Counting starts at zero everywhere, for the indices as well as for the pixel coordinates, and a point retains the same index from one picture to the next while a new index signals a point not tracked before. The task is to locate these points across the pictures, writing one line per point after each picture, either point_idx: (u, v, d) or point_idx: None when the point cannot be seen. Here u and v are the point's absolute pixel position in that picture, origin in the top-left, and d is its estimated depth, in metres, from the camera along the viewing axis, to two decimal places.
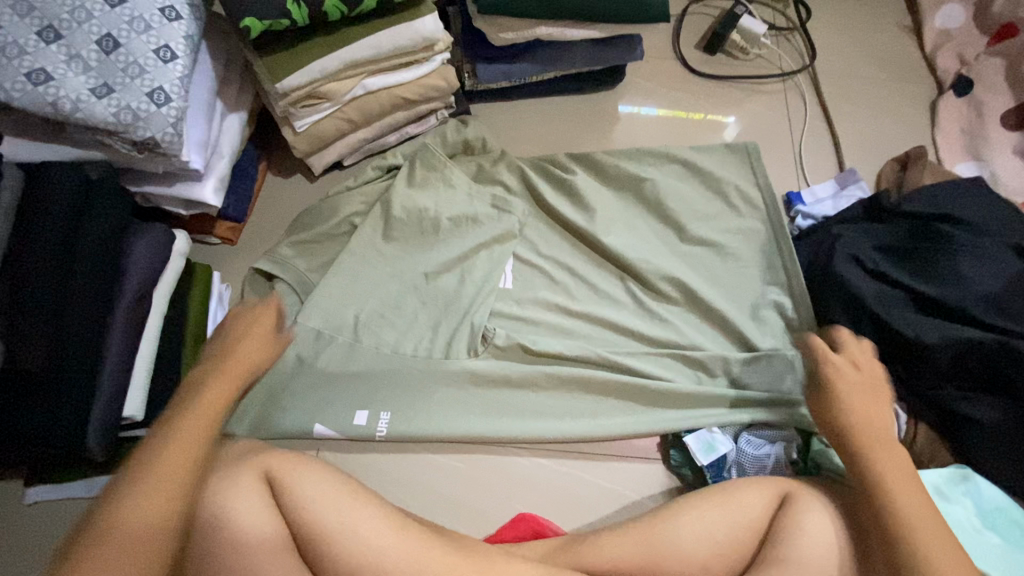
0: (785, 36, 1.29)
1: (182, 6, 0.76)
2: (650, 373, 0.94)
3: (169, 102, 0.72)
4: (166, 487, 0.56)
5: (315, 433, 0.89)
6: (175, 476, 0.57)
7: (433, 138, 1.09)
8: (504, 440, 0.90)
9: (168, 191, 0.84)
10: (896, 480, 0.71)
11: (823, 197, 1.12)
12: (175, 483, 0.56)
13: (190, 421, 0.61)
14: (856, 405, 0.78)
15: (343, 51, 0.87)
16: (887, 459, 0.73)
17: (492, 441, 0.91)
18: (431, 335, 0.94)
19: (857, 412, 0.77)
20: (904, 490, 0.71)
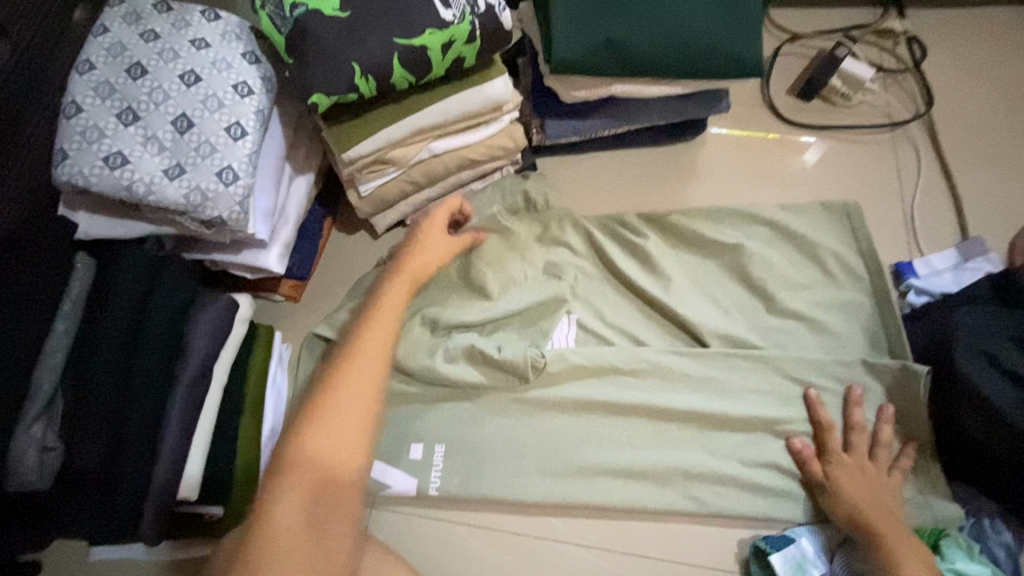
0: (894, 78, 1.15)
1: (255, 80, 0.76)
2: (725, 472, 0.85)
3: (236, 180, 0.72)
4: (336, 445, 0.59)
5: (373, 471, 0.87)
6: (344, 432, 0.60)
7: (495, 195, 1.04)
8: (560, 501, 0.85)
9: (235, 258, 0.84)
10: (898, 554, 0.74)
11: (940, 269, 0.97)
12: (344, 441, 0.60)
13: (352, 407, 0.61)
14: (851, 481, 0.80)
15: (409, 118, 0.84)
16: (888, 527, 0.76)
17: (546, 504, 0.86)
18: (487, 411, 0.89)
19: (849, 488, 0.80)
20: (902, 556, 0.73)
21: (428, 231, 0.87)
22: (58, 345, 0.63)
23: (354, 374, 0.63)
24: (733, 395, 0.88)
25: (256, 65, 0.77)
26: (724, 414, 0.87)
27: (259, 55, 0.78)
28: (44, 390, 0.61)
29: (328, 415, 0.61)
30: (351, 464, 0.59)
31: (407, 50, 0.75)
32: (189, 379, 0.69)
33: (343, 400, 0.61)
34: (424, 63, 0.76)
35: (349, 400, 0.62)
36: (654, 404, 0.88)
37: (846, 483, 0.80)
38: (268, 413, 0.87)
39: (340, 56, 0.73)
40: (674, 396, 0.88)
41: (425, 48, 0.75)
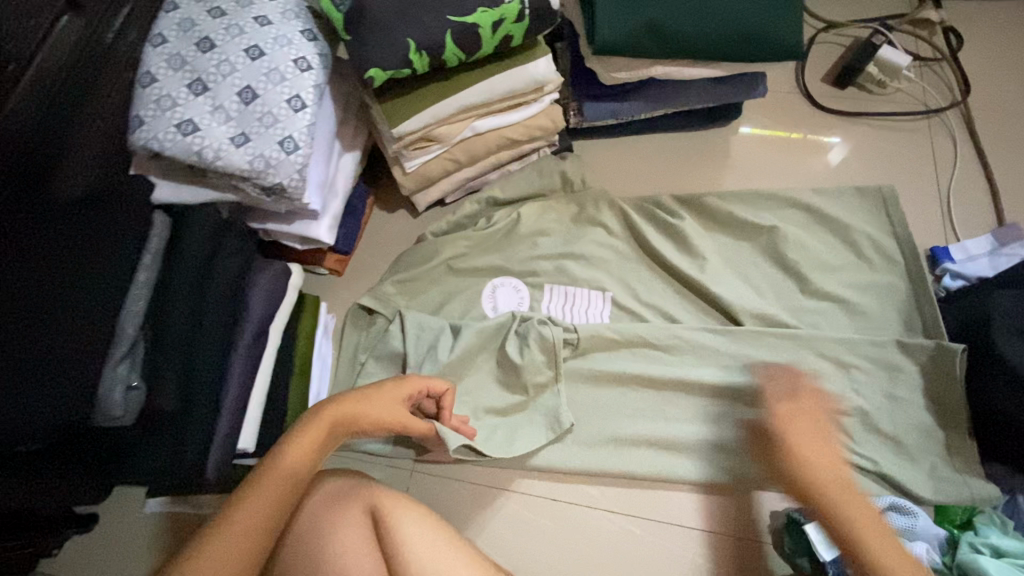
0: (930, 67, 1.15)
1: (313, 55, 0.79)
2: (758, 445, 0.87)
3: (297, 150, 0.76)
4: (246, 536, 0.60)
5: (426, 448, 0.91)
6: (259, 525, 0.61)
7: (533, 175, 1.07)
8: (596, 470, 0.88)
9: (288, 228, 0.88)
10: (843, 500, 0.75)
11: (976, 254, 0.97)
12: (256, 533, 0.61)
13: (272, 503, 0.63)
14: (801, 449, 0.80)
15: (456, 96, 0.87)
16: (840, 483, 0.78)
17: (583, 473, 0.88)
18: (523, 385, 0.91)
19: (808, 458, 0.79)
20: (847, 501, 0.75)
21: (381, 402, 0.75)
22: (139, 293, 0.65)
23: (283, 475, 0.64)
24: (767, 372, 0.90)
25: (314, 42, 0.80)
26: (757, 390, 0.89)
27: (317, 32, 0.81)
28: (127, 334, 0.64)
29: (254, 503, 0.62)
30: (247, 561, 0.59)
31: (460, 27, 0.78)
32: (248, 337, 0.76)
33: (273, 470, 0.64)
34: (475, 40, 0.79)
35: (267, 496, 0.63)
36: (688, 379, 0.90)
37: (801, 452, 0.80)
38: (314, 378, 0.92)
39: (397, 32, 0.76)
40: (708, 371, 0.91)
41: (476, 25, 0.78)
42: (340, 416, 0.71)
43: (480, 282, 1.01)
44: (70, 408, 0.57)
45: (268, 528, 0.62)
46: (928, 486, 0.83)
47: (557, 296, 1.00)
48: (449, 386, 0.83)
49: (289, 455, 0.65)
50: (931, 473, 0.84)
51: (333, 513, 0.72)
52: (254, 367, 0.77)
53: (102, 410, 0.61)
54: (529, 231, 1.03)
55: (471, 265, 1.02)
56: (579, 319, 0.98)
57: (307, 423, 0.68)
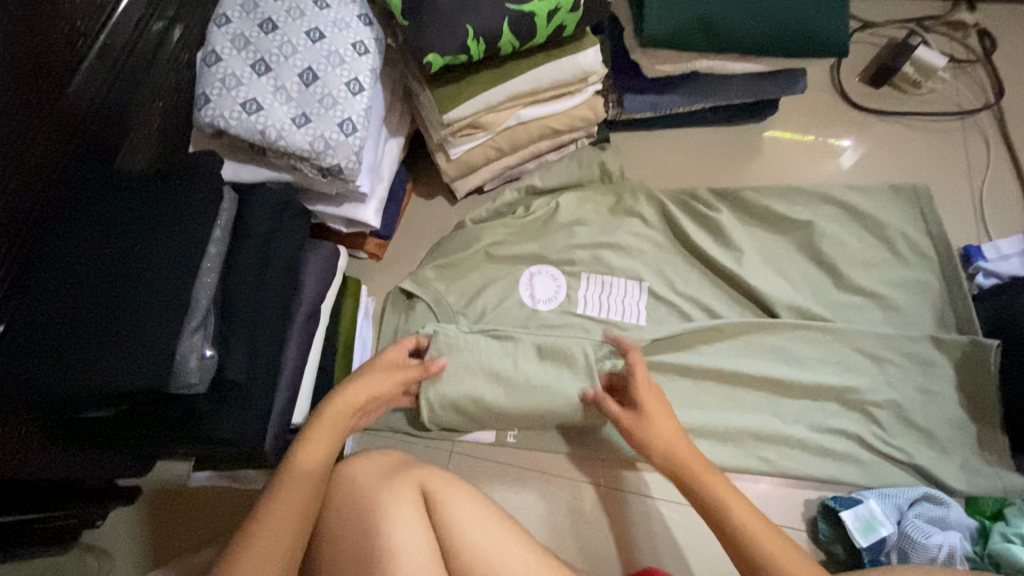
0: (964, 69, 1.16)
1: (370, 40, 0.81)
2: (792, 434, 0.89)
3: (355, 132, 0.77)
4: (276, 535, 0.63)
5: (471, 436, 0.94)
6: (286, 521, 0.64)
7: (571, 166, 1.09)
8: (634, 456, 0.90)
9: (337, 210, 0.90)
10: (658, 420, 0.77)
11: (1009, 254, 0.99)
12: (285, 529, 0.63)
13: (293, 497, 0.65)
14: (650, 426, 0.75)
15: (506, 84, 0.88)
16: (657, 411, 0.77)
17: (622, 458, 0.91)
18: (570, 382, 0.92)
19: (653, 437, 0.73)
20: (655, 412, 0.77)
21: (374, 378, 0.80)
22: (212, 266, 0.66)
23: (298, 476, 0.67)
24: (802, 364, 0.92)
25: (371, 26, 0.82)
26: (792, 380, 0.91)
27: (372, 18, 0.83)
28: (202, 304, 0.64)
29: (278, 504, 0.65)
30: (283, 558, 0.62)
31: (517, 15, 0.79)
32: (303, 315, 0.78)
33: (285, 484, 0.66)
34: (531, 29, 0.80)
35: (290, 495, 0.66)
36: (725, 369, 0.92)
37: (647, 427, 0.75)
38: (357, 358, 0.94)
39: (456, 18, 0.77)
40: (743, 361, 0.93)
41: (533, 14, 0.79)
42: (343, 411, 0.75)
43: (518, 270, 1.03)
44: (152, 373, 0.58)
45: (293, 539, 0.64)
46: (959, 478, 0.85)
47: (594, 285, 1.02)
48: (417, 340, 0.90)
49: (300, 462, 0.68)
50: (963, 466, 0.86)
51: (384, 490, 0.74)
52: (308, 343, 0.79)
53: (180, 377, 0.62)
54: (567, 221, 1.05)
55: (510, 252, 1.03)
56: (616, 307, 1.00)
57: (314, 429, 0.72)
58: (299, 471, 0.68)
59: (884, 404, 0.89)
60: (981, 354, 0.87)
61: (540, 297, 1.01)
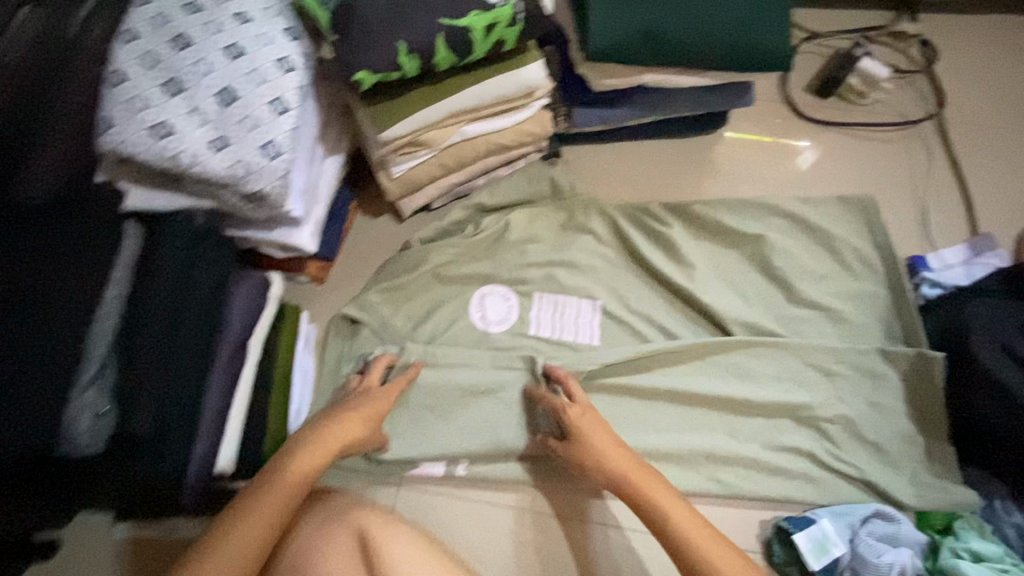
0: (906, 79, 1.18)
1: (296, 57, 0.77)
2: (747, 455, 0.87)
3: (279, 155, 0.72)
4: (253, 531, 0.64)
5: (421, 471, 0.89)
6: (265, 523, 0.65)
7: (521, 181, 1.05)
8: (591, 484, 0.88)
9: (268, 235, 0.84)
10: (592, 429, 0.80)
11: (952, 263, 1.00)
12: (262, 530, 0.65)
13: (276, 499, 0.67)
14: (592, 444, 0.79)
15: (447, 100, 0.84)
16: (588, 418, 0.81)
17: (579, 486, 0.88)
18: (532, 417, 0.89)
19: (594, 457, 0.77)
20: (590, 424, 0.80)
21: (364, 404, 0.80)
22: (110, 311, 0.63)
23: (287, 479, 0.69)
24: (756, 381, 0.91)
25: (297, 41, 0.78)
26: (746, 399, 0.90)
27: (300, 32, 0.78)
28: (95, 356, 0.61)
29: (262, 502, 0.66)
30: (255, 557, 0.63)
31: (451, 29, 0.75)
32: (228, 351, 0.74)
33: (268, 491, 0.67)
34: (467, 44, 0.77)
35: (276, 497, 0.67)
36: (679, 389, 0.90)
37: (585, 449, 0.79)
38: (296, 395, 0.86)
39: (386, 33, 0.73)
40: (695, 381, 0.91)
41: (468, 28, 0.76)
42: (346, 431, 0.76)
43: (468, 291, 0.99)
44: (20, 444, 0.52)
45: (259, 549, 0.64)
46: (911, 493, 0.85)
47: (547, 304, 0.99)
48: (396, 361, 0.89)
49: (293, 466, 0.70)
50: (914, 481, 0.86)
51: (319, 540, 0.69)
52: (232, 381, 0.75)
53: (70, 438, 0.58)
54: (518, 238, 1.02)
55: (459, 273, 0.99)
56: (570, 328, 0.97)
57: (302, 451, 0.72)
58: (289, 474, 0.69)
59: (836, 421, 0.89)
60: (929, 366, 0.88)
61: (492, 319, 0.98)
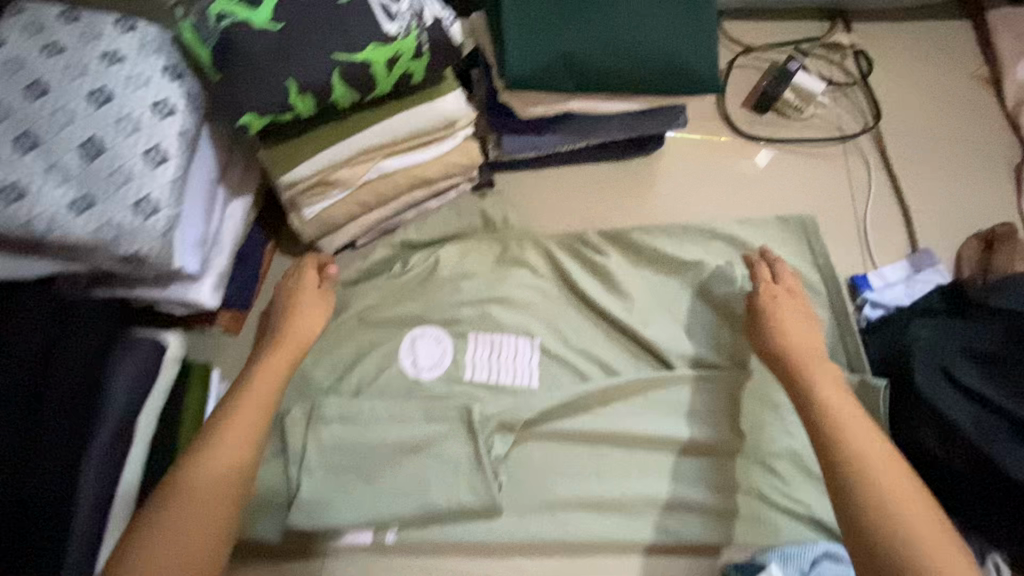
0: (843, 91, 1.16)
1: (178, 97, 0.69)
2: (691, 499, 0.84)
3: (157, 212, 0.65)
4: (234, 442, 0.67)
5: (351, 541, 0.83)
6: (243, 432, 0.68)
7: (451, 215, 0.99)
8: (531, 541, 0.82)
9: (163, 293, 0.77)
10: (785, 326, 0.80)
11: (893, 281, 0.99)
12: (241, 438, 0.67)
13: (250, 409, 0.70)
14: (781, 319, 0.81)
15: (356, 138, 0.79)
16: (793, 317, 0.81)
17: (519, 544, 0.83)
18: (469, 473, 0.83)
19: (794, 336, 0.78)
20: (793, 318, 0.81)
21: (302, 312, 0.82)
22: None
23: (254, 395, 0.72)
24: (700, 418, 0.87)
25: (181, 81, 0.69)
26: (688, 439, 0.86)
27: (183, 68, 0.70)
28: None
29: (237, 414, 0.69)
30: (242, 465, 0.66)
31: (349, 66, 0.69)
32: (107, 435, 0.67)
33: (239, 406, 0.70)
34: (369, 80, 0.71)
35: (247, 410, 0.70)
36: (621, 431, 0.86)
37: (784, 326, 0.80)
38: None
39: (274, 72, 0.66)
40: (636, 421, 0.87)
41: (369, 63, 0.69)
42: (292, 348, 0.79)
43: (396, 336, 0.92)
44: None
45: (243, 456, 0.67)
46: None
47: (483, 345, 0.92)
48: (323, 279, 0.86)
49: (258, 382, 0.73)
50: None
51: None
52: (115, 468, 0.68)
53: None
54: (448, 276, 0.96)
55: (386, 316, 0.93)
56: (507, 370, 0.91)
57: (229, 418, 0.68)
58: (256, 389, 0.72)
59: (781, 455, 0.85)
60: (871, 394, 0.85)
61: (424, 364, 0.91)
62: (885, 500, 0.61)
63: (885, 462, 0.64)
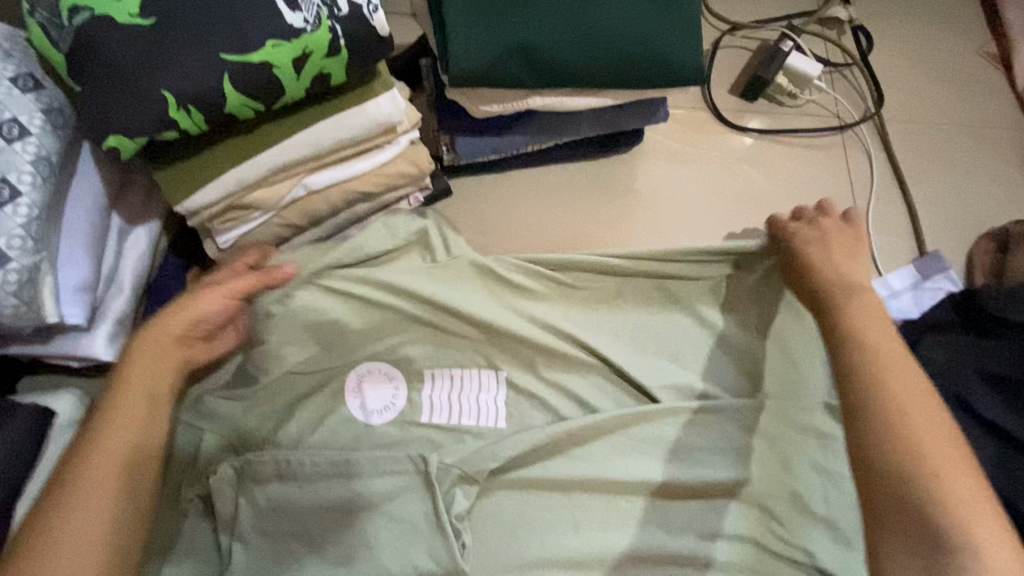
0: (840, 73, 1.04)
1: (32, 115, 0.56)
2: (679, 552, 0.74)
3: (5, 263, 0.53)
4: (131, 417, 0.58)
5: None
6: (138, 403, 0.59)
7: (382, 232, 0.80)
8: None
9: (48, 349, 0.65)
10: (818, 255, 0.74)
11: (899, 289, 0.88)
12: (138, 412, 0.59)
13: (139, 380, 0.60)
14: (822, 249, 0.74)
15: (269, 154, 0.65)
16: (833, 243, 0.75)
17: None
18: (428, 536, 0.71)
19: (835, 262, 0.73)
20: (836, 248, 0.74)
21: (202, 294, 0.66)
22: None
23: (144, 363, 0.61)
24: (686, 456, 0.77)
25: (37, 92, 0.57)
26: (674, 482, 0.76)
27: (42, 78, 0.58)
28: None
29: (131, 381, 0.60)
30: (146, 441, 0.59)
31: (242, 67, 0.55)
32: None
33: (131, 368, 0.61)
34: (272, 86, 0.57)
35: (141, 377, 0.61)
36: (598, 476, 0.76)
37: (828, 258, 0.73)
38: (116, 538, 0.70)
39: (144, 79, 0.53)
40: (615, 463, 0.77)
41: (268, 66, 0.56)
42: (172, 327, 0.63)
43: (339, 374, 0.80)
44: None
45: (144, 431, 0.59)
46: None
47: (441, 381, 0.81)
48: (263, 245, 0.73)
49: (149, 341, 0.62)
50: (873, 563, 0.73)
51: None
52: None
53: None
54: None
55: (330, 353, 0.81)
56: (469, 408, 0.80)
57: (118, 390, 0.59)
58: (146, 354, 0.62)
59: (778, 495, 0.76)
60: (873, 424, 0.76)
61: (374, 407, 0.79)
62: (891, 411, 0.59)
63: (912, 397, 0.60)
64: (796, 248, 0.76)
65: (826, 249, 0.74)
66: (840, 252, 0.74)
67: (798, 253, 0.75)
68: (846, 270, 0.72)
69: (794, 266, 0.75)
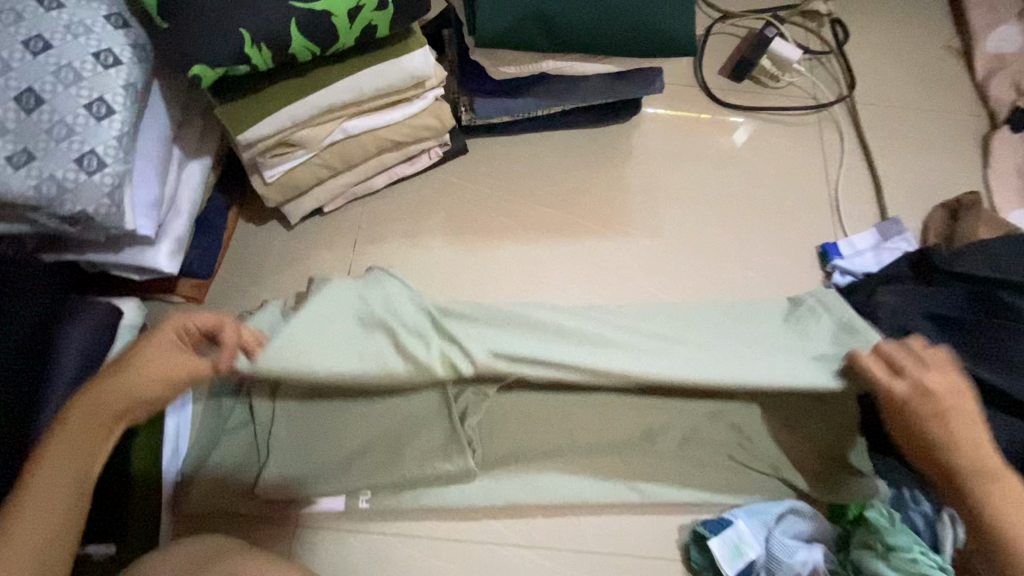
0: (819, 61, 1.16)
1: (123, 47, 0.65)
2: (660, 461, 0.85)
3: (103, 168, 0.62)
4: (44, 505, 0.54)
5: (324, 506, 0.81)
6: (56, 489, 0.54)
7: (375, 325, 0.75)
8: (502, 505, 0.82)
9: (117, 258, 0.74)
10: (944, 426, 0.65)
11: (862, 249, 1.00)
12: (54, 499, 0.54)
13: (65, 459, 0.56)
14: (943, 420, 0.65)
15: (317, 95, 0.75)
16: (956, 409, 0.66)
17: (487, 508, 0.83)
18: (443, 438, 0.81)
19: (965, 439, 0.64)
20: (960, 418, 0.65)
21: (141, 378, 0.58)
22: None
23: (71, 444, 0.56)
24: None
25: (125, 29, 0.65)
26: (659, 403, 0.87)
27: (129, 18, 0.66)
28: None
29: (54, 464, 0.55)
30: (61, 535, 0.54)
31: (308, 15, 0.65)
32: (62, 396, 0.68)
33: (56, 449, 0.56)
34: (329, 32, 0.67)
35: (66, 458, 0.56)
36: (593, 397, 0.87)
37: (954, 434, 0.65)
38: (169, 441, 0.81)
39: (224, 18, 0.63)
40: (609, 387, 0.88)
41: (328, 13, 0.66)
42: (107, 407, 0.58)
43: None
44: None
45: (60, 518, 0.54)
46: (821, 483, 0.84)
47: None
48: (221, 320, 0.65)
49: (78, 421, 0.57)
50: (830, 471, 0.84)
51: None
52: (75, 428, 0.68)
53: None
54: None
55: None
56: None
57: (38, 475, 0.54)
58: (80, 434, 0.57)
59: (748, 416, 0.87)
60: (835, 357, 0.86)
61: None
62: None
63: None
64: (911, 419, 0.67)
65: (955, 417, 0.66)
66: (965, 419, 0.66)
67: (916, 426, 0.67)
68: (973, 439, 0.65)
69: (917, 438, 0.67)
